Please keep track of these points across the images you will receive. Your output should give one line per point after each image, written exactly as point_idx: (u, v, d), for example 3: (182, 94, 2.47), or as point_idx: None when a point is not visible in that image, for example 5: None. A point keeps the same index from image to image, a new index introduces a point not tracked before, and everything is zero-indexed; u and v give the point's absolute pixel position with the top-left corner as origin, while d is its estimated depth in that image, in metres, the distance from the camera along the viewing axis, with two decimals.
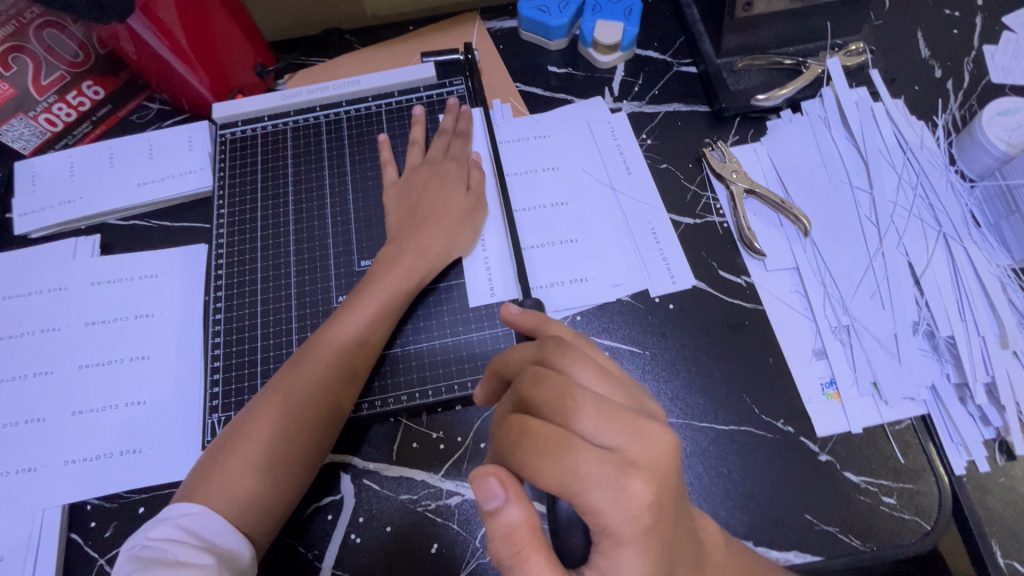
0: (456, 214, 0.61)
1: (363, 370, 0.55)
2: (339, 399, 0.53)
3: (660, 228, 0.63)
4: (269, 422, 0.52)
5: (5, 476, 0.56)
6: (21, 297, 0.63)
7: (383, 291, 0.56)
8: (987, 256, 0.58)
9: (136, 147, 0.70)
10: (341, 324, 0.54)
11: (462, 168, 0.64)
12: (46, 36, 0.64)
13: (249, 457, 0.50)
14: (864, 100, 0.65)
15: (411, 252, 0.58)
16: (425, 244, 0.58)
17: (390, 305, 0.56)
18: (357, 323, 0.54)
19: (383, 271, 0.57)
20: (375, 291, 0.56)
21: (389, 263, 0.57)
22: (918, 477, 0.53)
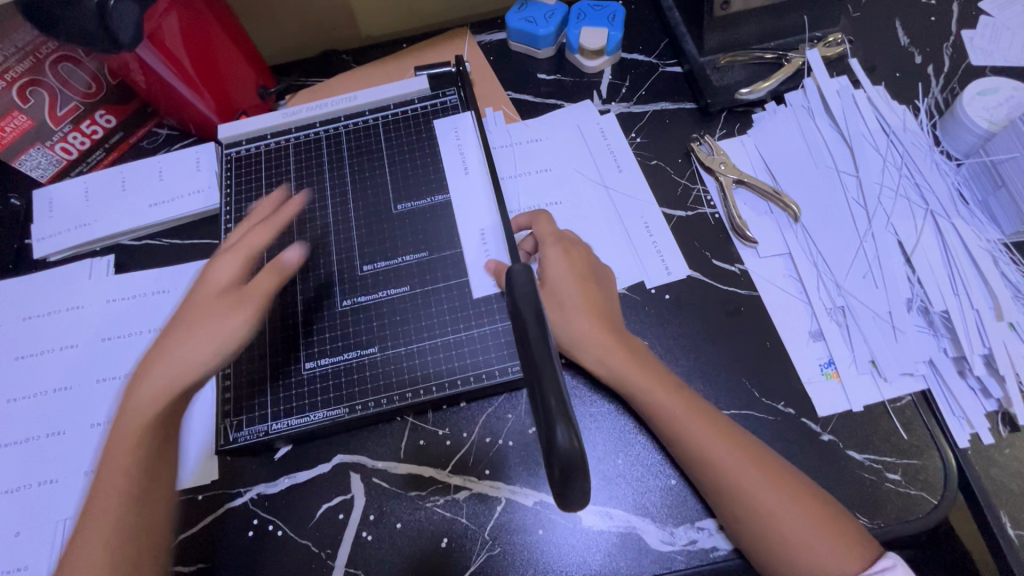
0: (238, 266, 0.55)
1: (169, 426, 0.49)
2: (155, 463, 0.48)
3: (653, 223, 0.65)
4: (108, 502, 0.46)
5: (28, 488, 0.58)
6: (41, 317, 0.66)
7: (208, 338, 0.51)
8: (976, 231, 0.59)
9: (146, 170, 0.73)
10: (142, 386, 0.49)
11: (263, 232, 0.57)
12: (61, 69, 0.67)
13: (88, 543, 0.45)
14: (845, 89, 0.67)
15: (210, 306, 0.53)
16: (221, 308, 0.53)
17: (185, 363, 0.50)
18: (194, 365, 0.50)
19: (185, 331, 0.51)
20: (189, 342, 0.50)
21: (184, 314, 0.52)
22: (923, 453, 0.53)
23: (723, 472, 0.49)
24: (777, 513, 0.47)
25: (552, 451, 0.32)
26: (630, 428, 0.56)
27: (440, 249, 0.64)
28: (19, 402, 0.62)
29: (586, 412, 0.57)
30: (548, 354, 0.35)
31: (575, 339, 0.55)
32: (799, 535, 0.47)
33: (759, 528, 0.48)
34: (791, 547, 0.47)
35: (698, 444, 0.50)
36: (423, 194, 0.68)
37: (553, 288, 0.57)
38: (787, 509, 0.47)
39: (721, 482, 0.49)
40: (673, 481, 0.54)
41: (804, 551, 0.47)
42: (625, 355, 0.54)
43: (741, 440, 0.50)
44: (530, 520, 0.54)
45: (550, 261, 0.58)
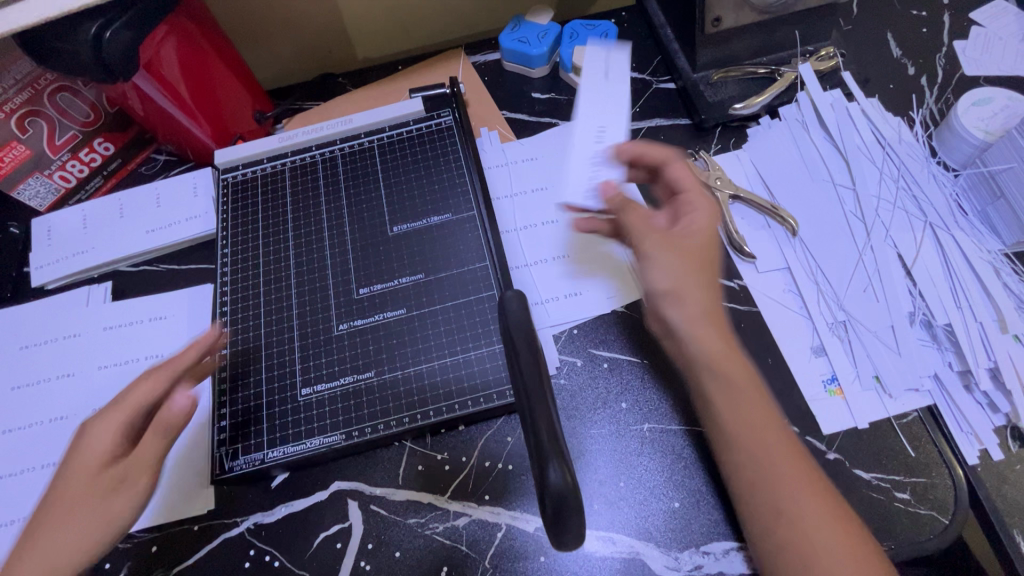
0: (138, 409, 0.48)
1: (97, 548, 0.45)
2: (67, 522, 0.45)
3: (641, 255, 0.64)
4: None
5: (23, 522, 0.57)
6: (37, 347, 0.66)
7: (94, 522, 0.45)
8: (976, 242, 0.58)
9: (144, 197, 0.73)
10: (27, 554, 0.44)
11: (192, 349, 0.51)
12: (60, 100, 0.68)
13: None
14: (839, 101, 0.67)
15: (98, 522, 0.45)
16: (114, 504, 0.46)
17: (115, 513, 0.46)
18: (89, 540, 0.45)
19: (62, 518, 0.45)
20: (86, 518, 0.45)
21: (65, 471, 0.47)
22: (932, 471, 0.52)
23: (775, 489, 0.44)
24: (819, 537, 0.43)
25: (543, 488, 0.31)
26: (631, 448, 0.55)
27: (436, 271, 0.64)
28: (16, 432, 0.61)
29: (585, 433, 0.56)
30: (539, 381, 0.35)
31: (694, 304, 0.50)
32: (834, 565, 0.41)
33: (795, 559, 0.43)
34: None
35: (761, 455, 0.46)
36: (419, 216, 0.68)
37: (689, 242, 0.52)
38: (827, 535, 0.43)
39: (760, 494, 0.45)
40: (677, 504, 0.53)
41: None
42: (721, 330, 0.50)
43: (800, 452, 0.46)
44: (531, 546, 0.53)
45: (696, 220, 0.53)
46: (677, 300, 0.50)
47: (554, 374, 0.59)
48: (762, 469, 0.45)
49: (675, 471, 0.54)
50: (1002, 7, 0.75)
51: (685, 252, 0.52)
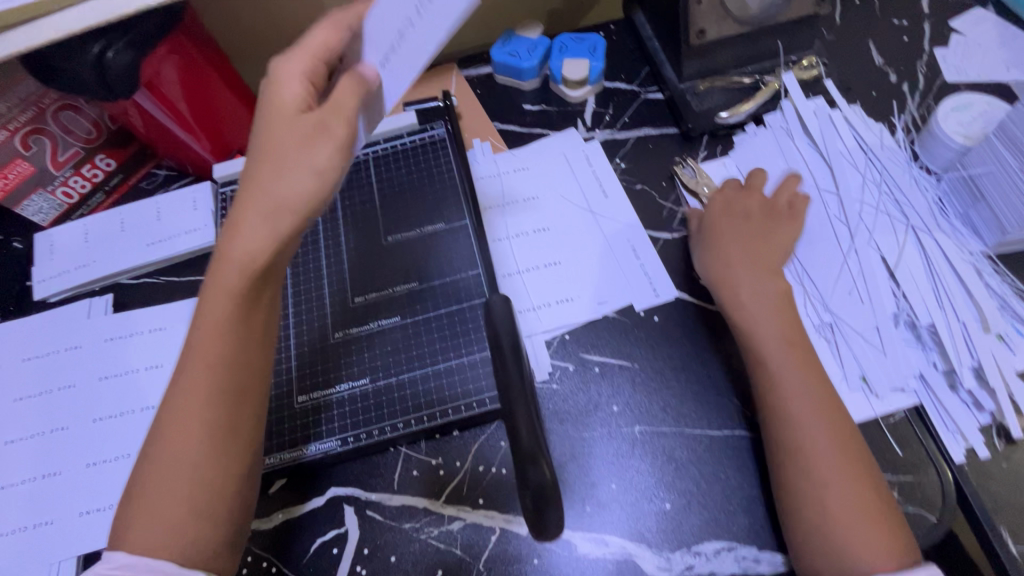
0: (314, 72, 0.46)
1: (242, 384, 0.46)
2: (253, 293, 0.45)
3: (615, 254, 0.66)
4: (166, 463, 0.43)
5: (23, 531, 0.58)
6: (38, 359, 0.67)
7: (301, 168, 0.42)
8: (958, 244, 0.60)
9: (144, 211, 0.74)
10: (189, 397, 0.44)
11: (333, 31, 0.46)
12: (62, 118, 0.70)
13: (167, 507, 0.42)
14: (821, 109, 0.69)
15: (305, 168, 0.42)
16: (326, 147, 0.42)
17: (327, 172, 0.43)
18: (298, 185, 0.42)
19: (277, 164, 0.43)
20: (285, 168, 0.43)
21: (208, 303, 0.45)
22: (918, 469, 0.52)
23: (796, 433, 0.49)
24: (827, 494, 0.47)
25: (523, 484, 0.32)
26: (624, 450, 0.56)
27: (430, 279, 0.65)
28: (16, 443, 0.62)
29: (578, 437, 0.57)
30: (523, 387, 0.36)
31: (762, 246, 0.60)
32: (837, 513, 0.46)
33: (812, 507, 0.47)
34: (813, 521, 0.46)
35: (789, 401, 0.50)
36: (412, 226, 0.69)
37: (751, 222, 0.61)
38: (839, 481, 0.47)
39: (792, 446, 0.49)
40: (668, 505, 0.53)
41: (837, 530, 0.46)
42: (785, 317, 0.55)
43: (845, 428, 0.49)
44: (524, 549, 0.53)
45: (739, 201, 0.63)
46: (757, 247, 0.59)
47: (545, 379, 0.60)
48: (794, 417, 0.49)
49: (665, 472, 0.55)
50: (981, 15, 0.76)
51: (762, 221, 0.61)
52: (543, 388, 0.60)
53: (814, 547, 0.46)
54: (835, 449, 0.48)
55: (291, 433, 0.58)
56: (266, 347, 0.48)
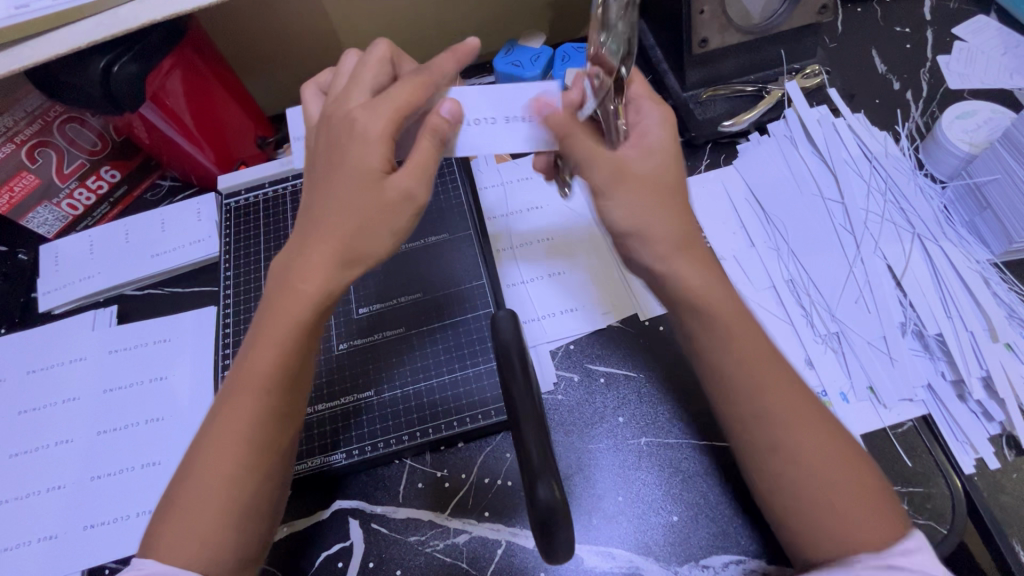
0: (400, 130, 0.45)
1: (290, 403, 0.45)
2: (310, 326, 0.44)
3: (595, 276, 0.65)
4: (212, 477, 0.42)
5: (27, 545, 0.58)
6: (43, 371, 0.67)
7: (381, 224, 0.43)
8: (964, 252, 0.59)
9: (148, 222, 0.74)
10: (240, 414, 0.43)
11: (417, 88, 0.45)
12: (68, 130, 0.70)
13: (207, 521, 0.41)
14: (825, 117, 0.68)
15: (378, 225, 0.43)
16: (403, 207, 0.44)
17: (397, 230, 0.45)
18: (377, 240, 0.43)
19: (354, 213, 0.43)
20: (361, 218, 0.43)
21: (260, 324, 0.44)
22: (929, 480, 0.52)
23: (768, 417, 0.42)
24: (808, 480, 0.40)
25: (532, 505, 0.32)
26: (630, 462, 0.56)
27: (434, 289, 0.65)
28: (21, 456, 0.62)
29: (583, 448, 0.57)
30: (533, 404, 0.36)
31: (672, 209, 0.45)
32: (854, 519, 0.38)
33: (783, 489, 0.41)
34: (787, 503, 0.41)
35: (754, 389, 0.42)
36: (416, 236, 0.69)
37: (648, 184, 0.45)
38: (823, 475, 0.40)
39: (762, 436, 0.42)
40: (676, 517, 0.53)
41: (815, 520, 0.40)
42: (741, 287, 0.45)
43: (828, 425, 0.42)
44: (531, 562, 0.53)
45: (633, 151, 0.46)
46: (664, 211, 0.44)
47: (551, 390, 0.60)
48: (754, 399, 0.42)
49: (672, 484, 0.54)
50: (984, 22, 0.76)
51: (658, 182, 0.45)
52: (548, 399, 0.60)
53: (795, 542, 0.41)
54: (823, 448, 0.41)
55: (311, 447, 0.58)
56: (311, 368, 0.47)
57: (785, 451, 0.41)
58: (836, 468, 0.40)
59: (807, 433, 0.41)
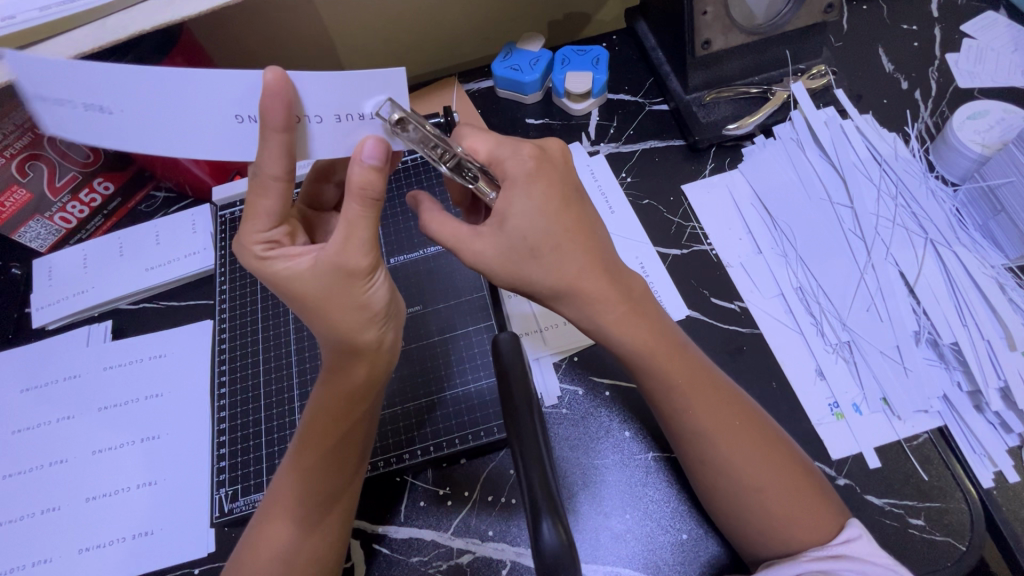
0: (277, 219, 0.43)
1: (337, 446, 0.47)
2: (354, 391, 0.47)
3: (541, 310, 0.62)
4: (286, 479, 0.48)
5: (21, 569, 0.56)
6: (39, 389, 0.66)
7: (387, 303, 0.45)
8: (979, 257, 0.58)
9: (143, 235, 0.73)
10: (318, 426, 0.47)
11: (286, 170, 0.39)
12: (60, 143, 0.67)
13: (278, 521, 0.47)
14: (833, 119, 0.66)
15: (350, 308, 0.43)
16: (359, 282, 0.43)
17: (375, 309, 0.44)
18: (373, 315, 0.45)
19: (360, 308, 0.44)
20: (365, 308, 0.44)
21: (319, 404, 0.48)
22: (946, 495, 0.50)
23: (703, 435, 0.46)
24: (760, 491, 0.45)
25: (537, 552, 0.30)
26: (641, 483, 0.54)
27: (434, 302, 0.64)
28: (16, 477, 0.61)
29: (591, 465, 0.55)
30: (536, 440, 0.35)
31: (564, 263, 0.45)
32: (783, 509, 0.44)
33: (742, 496, 0.45)
34: (747, 510, 0.45)
35: (688, 412, 0.46)
36: (414, 248, 0.68)
37: (521, 242, 0.44)
38: (767, 480, 0.45)
39: (704, 452, 0.46)
40: (685, 536, 0.51)
41: (774, 521, 0.44)
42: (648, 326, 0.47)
43: (757, 433, 0.46)
44: None
45: (514, 202, 0.44)
46: (545, 266, 0.45)
47: (554, 405, 0.59)
48: (691, 419, 0.46)
49: (680, 501, 0.53)
50: (993, 19, 0.75)
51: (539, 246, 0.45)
52: (552, 414, 0.58)
53: (759, 541, 0.45)
54: (757, 456, 0.45)
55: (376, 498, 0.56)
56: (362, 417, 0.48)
57: (718, 462, 0.46)
58: (762, 472, 0.45)
59: (737, 447, 0.45)
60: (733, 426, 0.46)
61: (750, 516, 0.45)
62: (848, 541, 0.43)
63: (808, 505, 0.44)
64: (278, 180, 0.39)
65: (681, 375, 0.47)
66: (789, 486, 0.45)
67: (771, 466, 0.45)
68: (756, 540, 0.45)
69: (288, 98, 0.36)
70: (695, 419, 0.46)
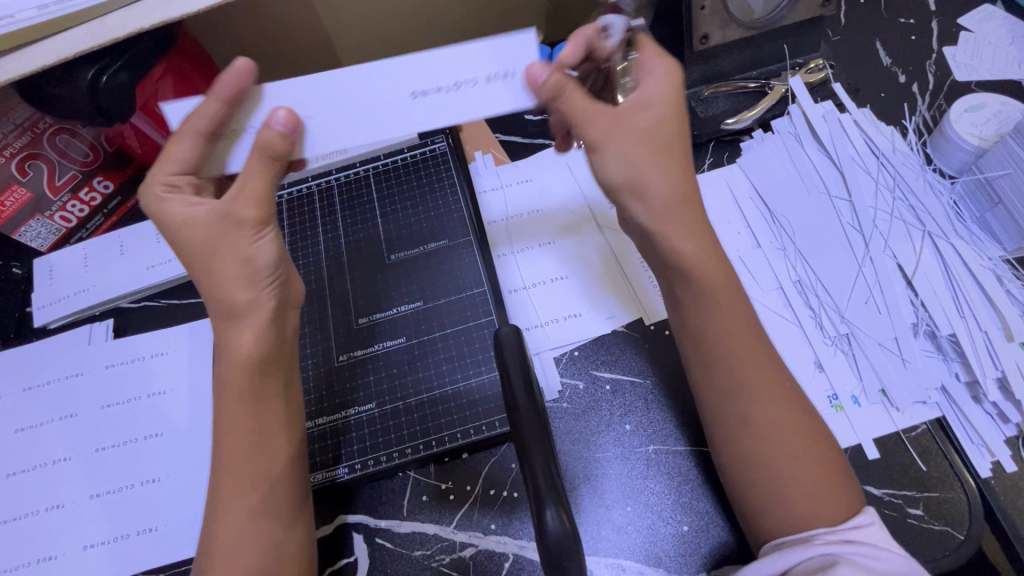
0: (186, 168, 0.45)
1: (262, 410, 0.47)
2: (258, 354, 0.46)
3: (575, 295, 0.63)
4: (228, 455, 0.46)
5: (26, 567, 0.57)
6: (40, 388, 0.66)
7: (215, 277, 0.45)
8: (976, 249, 0.58)
9: (143, 233, 0.73)
10: (225, 415, 0.46)
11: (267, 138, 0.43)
12: (59, 142, 0.69)
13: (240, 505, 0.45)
14: (830, 113, 0.67)
15: (228, 262, 0.44)
16: (245, 234, 0.44)
17: (259, 265, 0.45)
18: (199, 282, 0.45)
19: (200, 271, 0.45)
20: (225, 269, 0.44)
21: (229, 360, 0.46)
22: (945, 485, 0.51)
23: (745, 399, 0.46)
24: (785, 463, 0.45)
25: (541, 537, 0.30)
26: (637, 471, 0.55)
27: (434, 298, 0.64)
28: (19, 476, 0.61)
29: (591, 458, 0.56)
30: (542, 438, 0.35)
31: (674, 167, 0.45)
32: (802, 486, 0.44)
33: (762, 471, 0.45)
34: (768, 482, 0.45)
35: (733, 376, 0.47)
36: (414, 244, 0.68)
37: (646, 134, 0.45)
38: (795, 453, 0.45)
39: (742, 415, 0.46)
40: (685, 528, 0.52)
41: (794, 494, 0.44)
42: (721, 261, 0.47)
43: (795, 407, 0.46)
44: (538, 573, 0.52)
45: (651, 96, 0.46)
46: (654, 164, 0.44)
47: (555, 398, 0.59)
48: (733, 381, 0.47)
49: (681, 493, 0.53)
50: (990, 12, 0.75)
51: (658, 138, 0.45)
52: (553, 408, 0.59)
53: (773, 515, 0.45)
54: (790, 427, 0.45)
55: (375, 494, 0.57)
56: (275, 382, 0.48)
57: (751, 428, 0.46)
58: (796, 439, 0.45)
59: (774, 414, 0.46)
60: (769, 386, 0.46)
61: (769, 488, 0.45)
62: (860, 526, 0.43)
63: (829, 482, 0.44)
64: (277, 161, 0.43)
65: (734, 335, 0.47)
66: (819, 460, 0.45)
67: (800, 439, 0.45)
68: (766, 520, 0.45)
69: (243, 82, 0.42)
70: (738, 370, 0.46)
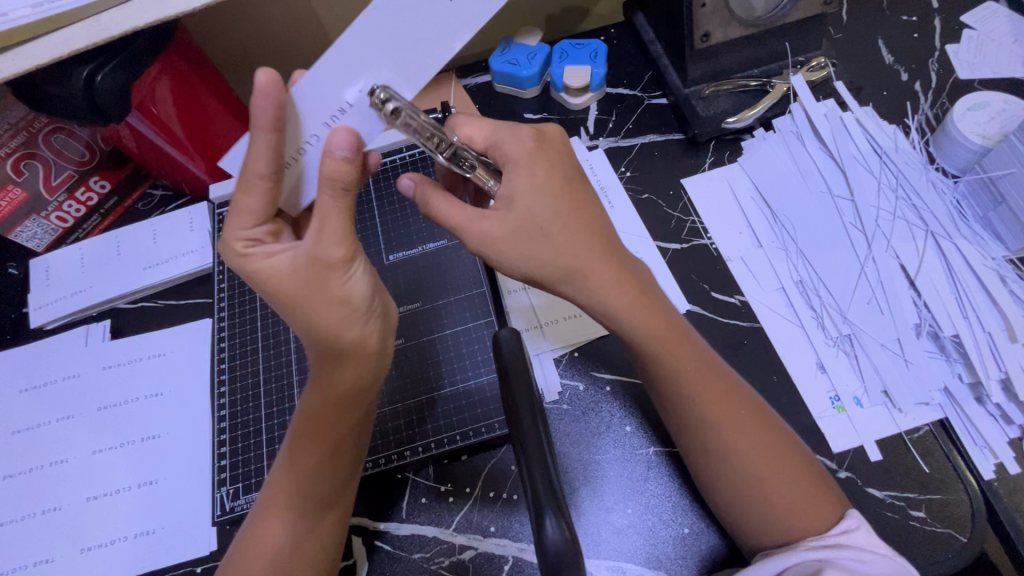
0: (263, 217, 0.41)
1: (330, 427, 0.46)
2: (348, 389, 0.45)
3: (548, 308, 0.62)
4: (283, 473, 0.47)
5: (24, 569, 0.56)
6: (38, 389, 0.65)
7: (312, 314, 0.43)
8: (980, 249, 0.58)
9: (139, 233, 0.73)
10: (304, 435, 0.46)
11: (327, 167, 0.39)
12: (55, 141, 0.69)
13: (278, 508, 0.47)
14: (832, 111, 0.66)
15: (330, 302, 0.42)
16: (338, 271, 0.42)
17: (356, 302, 0.43)
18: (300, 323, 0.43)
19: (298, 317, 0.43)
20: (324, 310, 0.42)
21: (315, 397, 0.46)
22: (948, 486, 0.50)
23: (707, 427, 0.46)
24: (762, 480, 0.45)
25: (539, 548, 0.30)
26: (636, 474, 0.54)
27: (434, 298, 0.64)
28: (16, 477, 0.61)
29: (592, 460, 0.55)
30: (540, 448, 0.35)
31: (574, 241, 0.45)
32: (781, 500, 0.44)
33: (740, 487, 0.45)
34: (746, 499, 0.45)
35: (693, 404, 0.46)
36: (413, 244, 0.68)
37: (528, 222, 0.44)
38: (768, 472, 0.45)
39: (704, 441, 0.46)
40: (687, 530, 0.51)
41: (774, 511, 0.44)
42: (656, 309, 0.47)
43: (764, 426, 0.46)
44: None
45: (516, 183, 0.45)
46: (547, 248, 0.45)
47: (555, 400, 0.58)
48: (696, 408, 0.46)
49: (683, 495, 0.53)
50: (993, 9, 0.74)
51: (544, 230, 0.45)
52: (553, 410, 0.58)
53: (756, 528, 0.45)
54: (759, 447, 0.45)
55: (374, 496, 0.56)
56: (349, 405, 0.46)
57: (716, 453, 0.46)
58: (760, 464, 0.45)
59: (740, 438, 0.45)
60: (731, 411, 0.46)
61: (749, 503, 0.45)
62: (846, 531, 0.42)
63: (809, 496, 0.44)
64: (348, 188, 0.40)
65: (687, 363, 0.47)
66: (793, 475, 0.45)
67: (771, 457, 0.45)
68: (757, 529, 0.45)
69: (279, 97, 0.36)
70: (697, 402, 0.46)
